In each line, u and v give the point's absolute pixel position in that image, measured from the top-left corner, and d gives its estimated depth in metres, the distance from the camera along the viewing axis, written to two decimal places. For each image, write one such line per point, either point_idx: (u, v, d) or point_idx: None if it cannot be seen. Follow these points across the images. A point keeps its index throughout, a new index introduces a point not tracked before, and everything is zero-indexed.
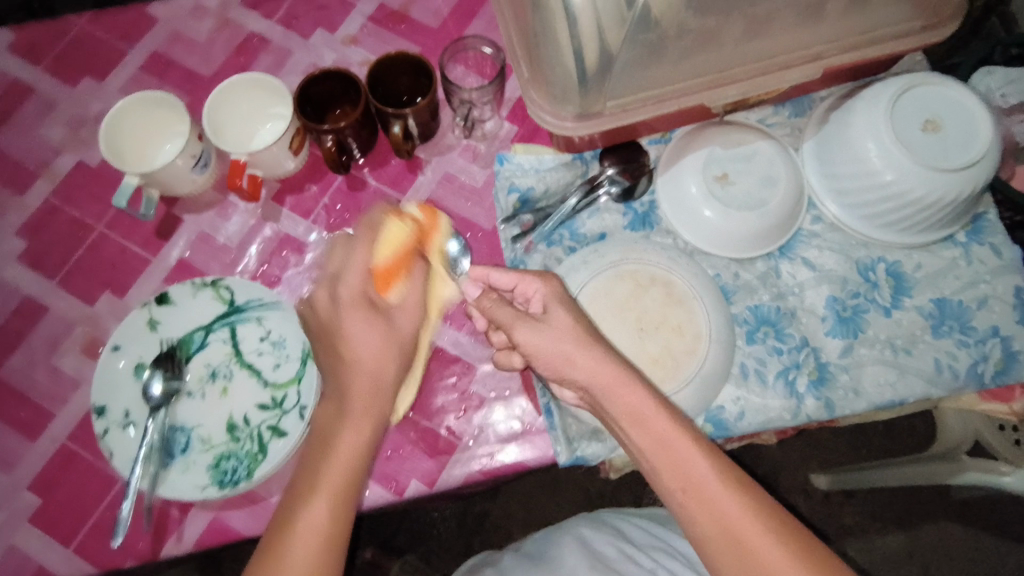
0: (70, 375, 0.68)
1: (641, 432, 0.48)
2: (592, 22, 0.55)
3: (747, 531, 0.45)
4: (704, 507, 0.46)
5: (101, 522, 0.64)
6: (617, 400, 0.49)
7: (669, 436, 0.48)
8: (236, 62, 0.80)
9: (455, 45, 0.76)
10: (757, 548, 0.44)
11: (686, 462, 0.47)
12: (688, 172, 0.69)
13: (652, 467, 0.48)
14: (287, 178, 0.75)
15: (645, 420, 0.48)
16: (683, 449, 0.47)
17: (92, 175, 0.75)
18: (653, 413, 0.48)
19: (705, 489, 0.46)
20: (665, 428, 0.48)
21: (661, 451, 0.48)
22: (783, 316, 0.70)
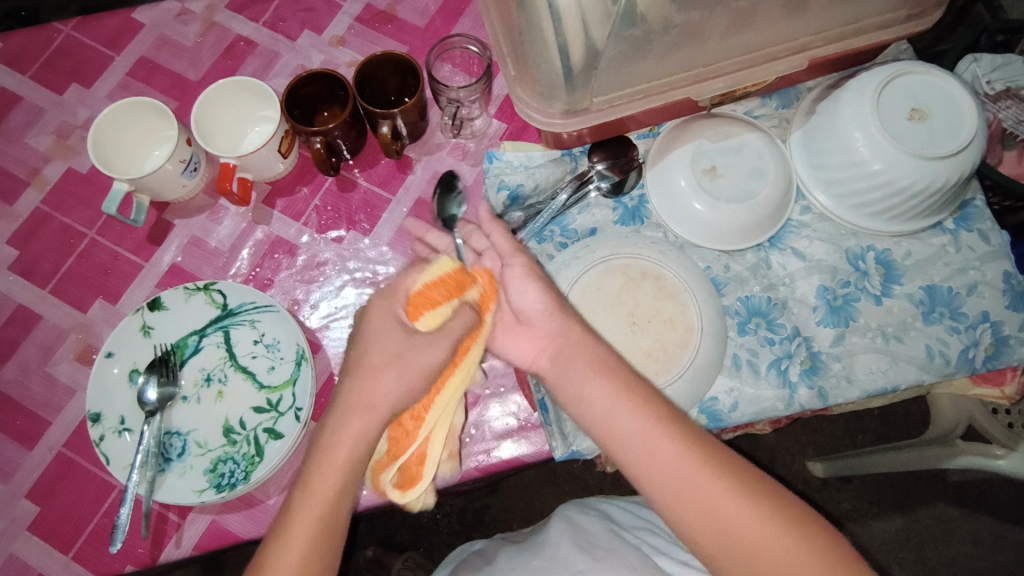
0: (65, 383, 0.68)
1: (585, 397, 0.52)
2: (576, 20, 0.55)
3: (683, 471, 0.48)
4: (648, 462, 0.49)
5: (99, 529, 0.64)
6: (579, 367, 0.53)
7: (606, 398, 0.51)
8: (223, 65, 0.80)
9: (440, 47, 0.77)
10: (701, 497, 0.47)
11: (627, 429, 0.50)
12: (676, 167, 0.70)
13: (600, 433, 0.51)
14: (277, 181, 0.75)
15: (583, 380, 0.53)
16: (626, 415, 0.51)
17: (81, 181, 0.75)
18: (591, 379, 0.52)
19: (645, 444, 0.49)
20: (601, 393, 0.52)
21: (611, 424, 0.51)
22: (774, 306, 0.69)
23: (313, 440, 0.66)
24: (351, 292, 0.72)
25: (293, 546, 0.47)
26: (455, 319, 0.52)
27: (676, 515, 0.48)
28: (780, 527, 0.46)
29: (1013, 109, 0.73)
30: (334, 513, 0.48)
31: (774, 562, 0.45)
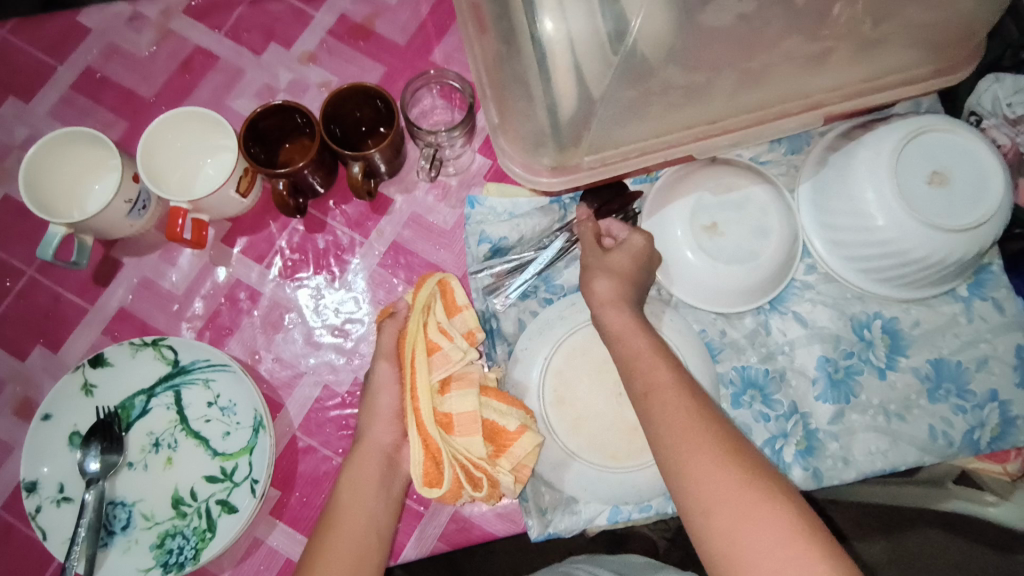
0: (1, 439, 0.63)
1: (624, 341, 0.52)
2: (571, 77, 0.49)
3: (683, 417, 0.45)
4: (660, 403, 0.47)
5: None
6: (621, 327, 0.53)
7: (642, 347, 0.51)
8: (180, 81, 0.73)
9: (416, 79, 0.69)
10: (696, 454, 0.43)
11: (652, 373, 0.48)
12: (673, 220, 0.65)
13: (627, 373, 0.50)
14: (239, 218, 0.68)
15: (620, 329, 0.53)
16: (657, 362, 0.49)
17: (19, 211, 0.68)
18: (632, 331, 0.52)
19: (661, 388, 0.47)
20: (640, 343, 0.51)
21: (638, 376, 0.49)
22: (771, 379, 0.64)
23: (271, 509, 0.62)
24: (317, 346, 0.66)
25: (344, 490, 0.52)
26: (383, 337, 0.57)
27: (668, 468, 0.44)
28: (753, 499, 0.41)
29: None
30: (371, 534, 0.50)
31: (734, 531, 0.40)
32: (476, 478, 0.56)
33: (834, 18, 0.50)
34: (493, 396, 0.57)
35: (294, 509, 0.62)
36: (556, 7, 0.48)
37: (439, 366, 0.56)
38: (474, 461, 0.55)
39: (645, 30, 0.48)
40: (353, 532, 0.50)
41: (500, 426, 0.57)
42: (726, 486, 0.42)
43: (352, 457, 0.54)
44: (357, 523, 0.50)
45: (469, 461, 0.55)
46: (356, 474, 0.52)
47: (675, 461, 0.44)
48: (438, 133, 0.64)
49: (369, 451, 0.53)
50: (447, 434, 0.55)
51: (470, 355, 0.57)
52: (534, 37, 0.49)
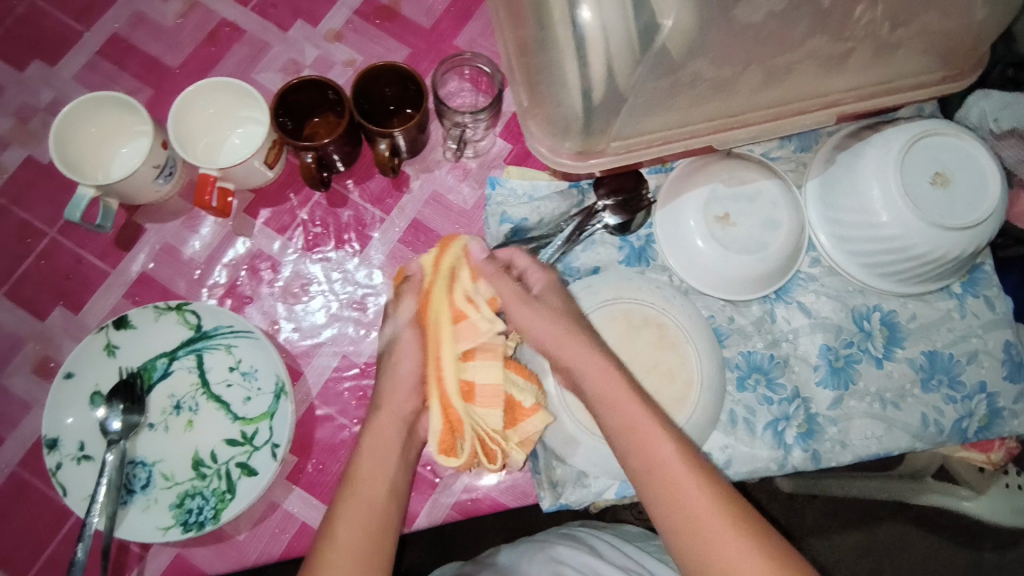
0: (20, 396, 0.63)
1: (566, 344, 0.56)
2: (604, 64, 0.51)
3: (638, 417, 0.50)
4: (612, 405, 0.52)
5: (55, 558, 0.60)
6: (557, 330, 0.56)
7: (586, 348, 0.55)
8: (206, 53, 0.73)
9: (449, 61, 0.72)
10: (664, 452, 0.48)
11: (599, 376, 0.53)
12: (688, 209, 0.67)
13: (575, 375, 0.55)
14: (261, 188, 0.69)
15: (556, 331, 0.56)
16: (599, 365, 0.54)
17: (42, 172, 0.68)
18: (568, 333, 0.56)
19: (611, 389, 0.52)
20: (583, 345, 0.55)
21: (616, 411, 0.51)
22: (775, 364, 0.67)
23: (289, 474, 0.63)
24: (336, 317, 0.67)
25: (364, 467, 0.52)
26: (406, 301, 0.58)
27: (635, 464, 0.49)
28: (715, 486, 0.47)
29: (1015, 150, 0.67)
30: (386, 512, 0.50)
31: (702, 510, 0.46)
32: (490, 443, 0.57)
33: (856, 21, 0.52)
34: (513, 369, 0.58)
35: (311, 474, 0.63)
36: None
37: (458, 332, 0.55)
38: (492, 429, 0.56)
39: (681, 24, 0.50)
40: (368, 515, 0.50)
41: (516, 400, 0.58)
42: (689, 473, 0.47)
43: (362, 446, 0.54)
44: (370, 505, 0.50)
45: (486, 430, 0.56)
46: (376, 455, 0.53)
47: (640, 458, 0.49)
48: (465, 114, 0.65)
49: (385, 428, 0.54)
50: (467, 401, 0.55)
51: (498, 326, 0.57)
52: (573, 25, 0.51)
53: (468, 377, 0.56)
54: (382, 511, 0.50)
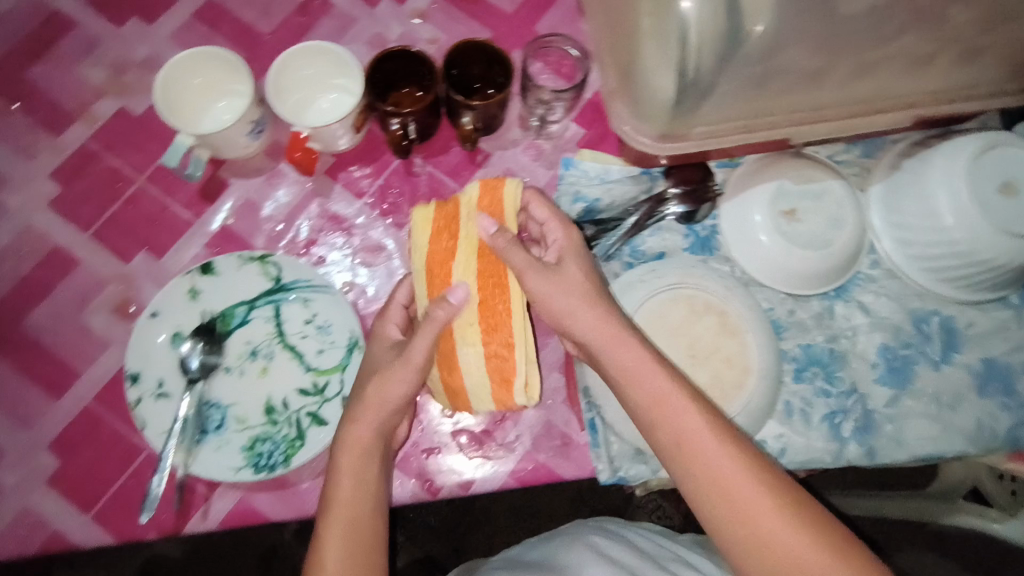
0: (98, 335, 0.65)
1: (618, 349, 0.53)
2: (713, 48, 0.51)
3: (696, 433, 0.50)
4: (667, 418, 0.50)
5: (125, 492, 0.61)
6: (604, 337, 0.53)
7: (639, 355, 0.53)
8: (296, 22, 0.75)
9: (541, 38, 0.73)
10: (727, 475, 0.48)
11: (650, 384, 0.52)
12: (756, 202, 0.68)
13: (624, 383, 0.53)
14: (341, 153, 0.71)
15: (604, 336, 0.53)
16: (653, 371, 0.52)
17: (134, 123, 0.70)
18: (618, 335, 0.53)
19: (668, 402, 0.51)
20: (633, 349, 0.53)
21: (666, 421, 0.50)
22: (834, 358, 0.68)
23: None
24: None
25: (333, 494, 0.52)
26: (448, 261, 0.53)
27: (692, 480, 0.49)
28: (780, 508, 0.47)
29: None
30: (369, 522, 0.51)
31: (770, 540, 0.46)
32: (477, 399, 0.55)
33: (951, 21, 0.55)
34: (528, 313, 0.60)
35: None
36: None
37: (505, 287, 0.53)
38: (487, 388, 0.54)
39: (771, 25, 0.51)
40: (352, 532, 0.50)
41: None
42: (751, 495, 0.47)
43: (336, 458, 0.54)
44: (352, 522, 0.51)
45: (477, 384, 0.54)
46: (348, 471, 0.53)
47: (696, 480, 0.49)
48: (546, 91, 0.69)
49: (366, 423, 0.54)
50: (474, 350, 0.53)
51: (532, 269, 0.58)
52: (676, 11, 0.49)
53: (490, 331, 0.53)
54: (365, 519, 0.51)
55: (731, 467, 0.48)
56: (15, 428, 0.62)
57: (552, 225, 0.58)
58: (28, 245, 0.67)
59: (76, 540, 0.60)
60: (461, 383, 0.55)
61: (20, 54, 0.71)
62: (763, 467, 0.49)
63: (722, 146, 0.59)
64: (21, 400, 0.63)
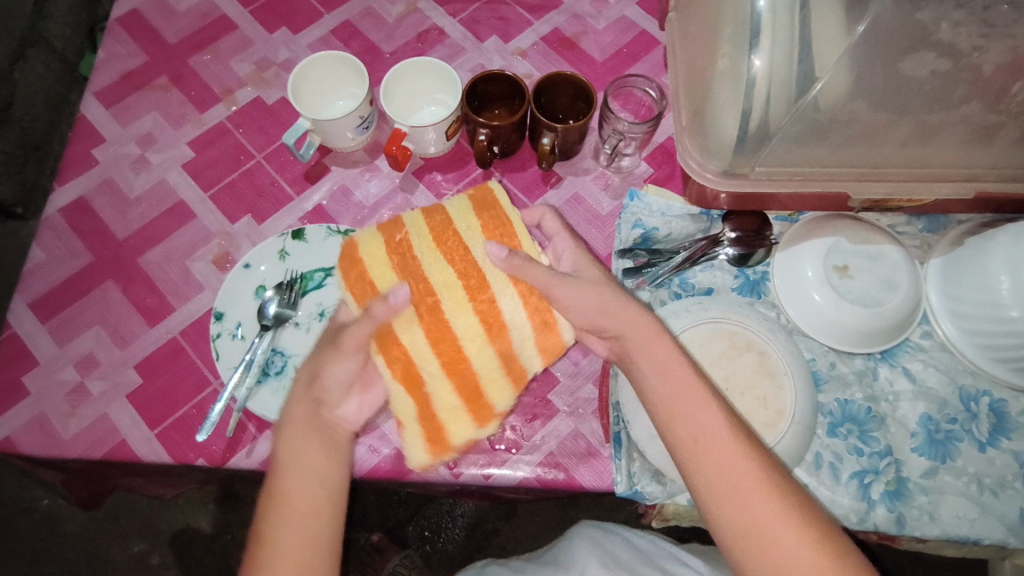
0: (198, 279, 0.74)
1: (644, 348, 0.56)
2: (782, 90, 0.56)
3: (715, 437, 0.52)
4: (686, 414, 0.53)
5: (185, 418, 0.68)
6: (632, 331, 0.57)
7: (663, 351, 0.56)
8: (414, 46, 0.87)
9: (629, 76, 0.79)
10: (751, 492, 0.50)
11: (675, 381, 0.54)
12: (809, 255, 0.71)
13: (647, 377, 0.55)
14: (431, 158, 0.80)
15: (633, 334, 0.57)
16: (679, 368, 0.55)
17: (265, 110, 0.82)
18: (649, 333, 0.57)
19: (689, 401, 0.53)
20: (660, 346, 0.56)
21: (680, 419, 0.53)
22: (872, 418, 0.68)
23: None
24: None
25: (291, 466, 0.54)
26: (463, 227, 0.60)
27: (704, 484, 0.51)
28: (796, 529, 0.49)
29: None
30: (324, 501, 0.54)
31: (785, 559, 0.48)
32: (525, 356, 0.60)
33: (1012, 96, 0.57)
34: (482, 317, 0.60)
35: None
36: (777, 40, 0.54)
37: (464, 251, 0.59)
38: (420, 439, 0.59)
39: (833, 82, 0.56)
40: (303, 507, 0.53)
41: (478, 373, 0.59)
42: (767, 510, 0.49)
43: (277, 447, 0.56)
44: (301, 500, 0.53)
45: (489, 373, 0.58)
46: (297, 448, 0.55)
47: (710, 484, 0.51)
48: (620, 122, 0.74)
49: (314, 401, 0.57)
50: (485, 337, 0.58)
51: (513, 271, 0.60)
52: (747, 67, 0.55)
53: (481, 291, 0.57)
54: (319, 498, 0.54)
55: (751, 477, 0.50)
56: (112, 344, 0.71)
57: (549, 219, 0.66)
58: (159, 196, 0.78)
59: (137, 453, 0.66)
60: (508, 344, 0.59)
61: (187, 45, 0.86)
62: (779, 475, 0.51)
63: (780, 189, 0.63)
64: (122, 322, 0.72)
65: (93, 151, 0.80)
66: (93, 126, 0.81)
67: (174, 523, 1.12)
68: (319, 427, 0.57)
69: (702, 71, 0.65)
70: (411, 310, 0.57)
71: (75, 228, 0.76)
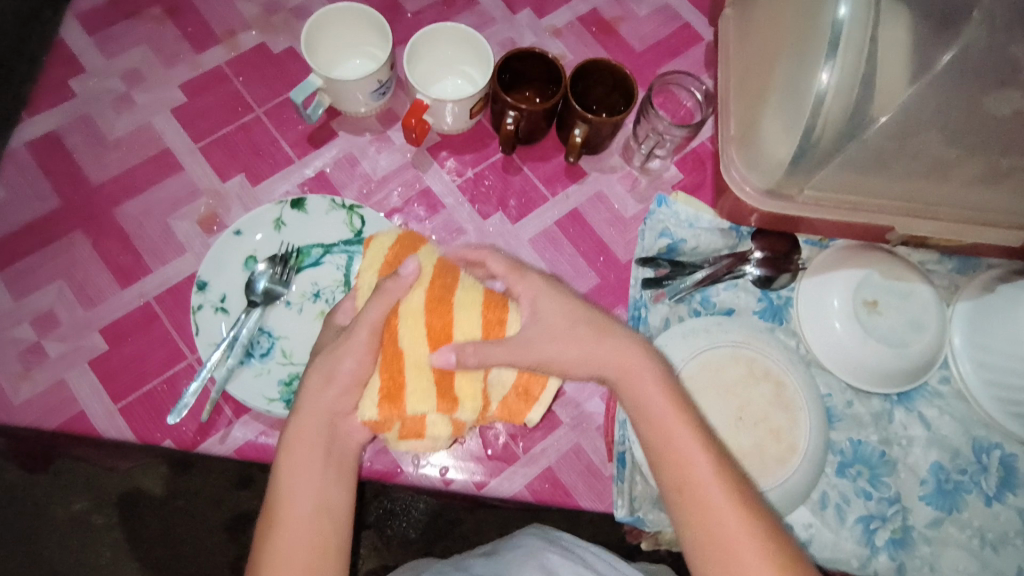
0: (178, 240, 0.67)
1: (648, 424, 0.50)
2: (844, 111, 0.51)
3: (735, 535, 0.46)
4: (698, 506, 0.47)
5: (154, 393, 0.61)
6: (638, 402, 0.51)
7: (677, 429, 0.49)
8: (440, 9, 0.79)
9: (673, 74, 0.75)
10: None
11: (689, 467, 0.48)
12: (837, 286, 0.67)
13: (655, 456, 0.49)
14: (448, 135, 0.73)
15: (640, 406, 0.51)
16: (693, 452, 0.48)
17: (270, 59, 0.74)
18: (661, 405, 0.50)
19: (702, 490, 0.47)
20: (671, 420, 0.50)
21: (695, 510, 0.47)
22: (884, 463, 0.66)
23: None
24: None
25: (287, 501, 0.49)
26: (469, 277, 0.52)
27: None
28: None
29: None
30: (330, 533, 0.49)
31: None
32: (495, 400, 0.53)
33: None
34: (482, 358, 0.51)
35: None
36: (850, 64, 0.49)
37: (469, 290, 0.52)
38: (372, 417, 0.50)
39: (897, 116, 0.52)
40: (300, 528, 0.48)
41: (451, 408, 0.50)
42: None
43: (277, 473, 0.50)
44: (304, 526, 0.48)
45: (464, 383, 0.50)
46: (297, 465, 0.50)
47: None
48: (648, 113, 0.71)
49: (312, 416, 0.50)
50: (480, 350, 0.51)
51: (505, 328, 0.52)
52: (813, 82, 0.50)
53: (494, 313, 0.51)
54: (323, 526, 0.49)
55: None
56: (76, 303, 0.64)
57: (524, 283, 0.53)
58: (141, 141, 0.70)
59: (96, 427, 0.60)
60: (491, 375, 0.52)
61: None
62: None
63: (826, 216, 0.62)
64: (89, 279, 0.65)
65: (69, 82, 0.71)
66: (72, 53, 0.72)
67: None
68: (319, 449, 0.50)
69: (759, 81, 0.64)
70: (422, 290, 0.50)
71: (43, 167, 0.68)
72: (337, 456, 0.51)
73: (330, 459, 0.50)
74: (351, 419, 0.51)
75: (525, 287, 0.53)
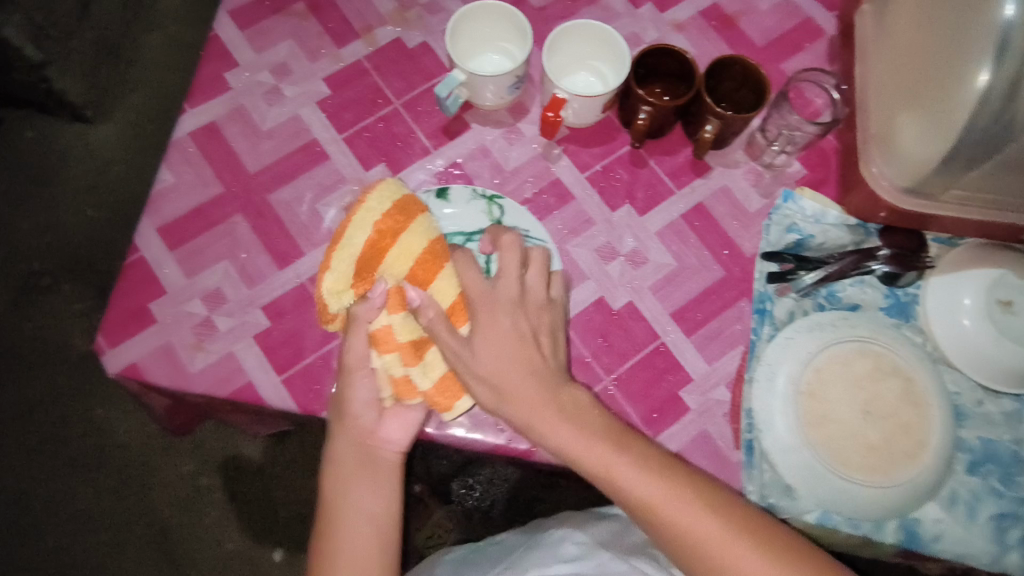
0: (328, 225, 0.71)
1: (583, 451, 0.53)
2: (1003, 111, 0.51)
3: (710, 538, 0.49)
4: (663, 519, 0.50)
5: (313, 367, 0.66)
6: (564, 442, 0.53)
7: (602, 451, 0.53)
8: (565, 3, 0.81)
9: (808, 72, 0.75)
10: None
11: (636, 483, 0.51)
12: (971, 285, 0.67)
13: (605, 486, 0.53)
14: (576, 129, 0.76)
15: (566, 445, 0.53)
16: (632, 472, 0.52)
17: (405, 53, 0.78)
18: (583, 442, 0.53)
19: (654, 501, 0.51)
20: (600, 452, 0.53)
21: (667, 523, 0.50)
22: (1016, 462, 0.66)
23: None
24: (609, 261, 0.72)
25: (342, 535, 0.55)
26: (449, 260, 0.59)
27: None
28: None
29: None
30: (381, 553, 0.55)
31: None
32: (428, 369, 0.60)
33: None
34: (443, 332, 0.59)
35: None
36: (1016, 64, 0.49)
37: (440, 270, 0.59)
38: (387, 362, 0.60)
39: None
40: (359, 556, 0.54)
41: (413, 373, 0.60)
42: None
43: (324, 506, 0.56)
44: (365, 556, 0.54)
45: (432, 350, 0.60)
46: (350, 486, 0.57)
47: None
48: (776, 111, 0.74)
49: (353, 451, 0.58)
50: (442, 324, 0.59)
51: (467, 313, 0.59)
52: None
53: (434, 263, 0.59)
54: (374, 542, 0.55)
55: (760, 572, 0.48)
56: (240, 282, 0.69)
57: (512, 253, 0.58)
58: (291, 131, 0.75)
59: (263, 396, 0.65)
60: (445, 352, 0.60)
61: None
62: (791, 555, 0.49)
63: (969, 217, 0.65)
64: (250, 259, 0.70)
65: (224, 75, 0.76)
66: (225, 48, 0.77)
67: (225, 450, 1.16)
68: (354, 470, 0.57)
69: (904, 77, 0.64)
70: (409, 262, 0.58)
71: (205, 155, 0.73)
72: (377, 475, 0.57)
73: (372, 487, 0.57)
74: (379, 439, 0.58)
75: (511, 252, 0.58)
